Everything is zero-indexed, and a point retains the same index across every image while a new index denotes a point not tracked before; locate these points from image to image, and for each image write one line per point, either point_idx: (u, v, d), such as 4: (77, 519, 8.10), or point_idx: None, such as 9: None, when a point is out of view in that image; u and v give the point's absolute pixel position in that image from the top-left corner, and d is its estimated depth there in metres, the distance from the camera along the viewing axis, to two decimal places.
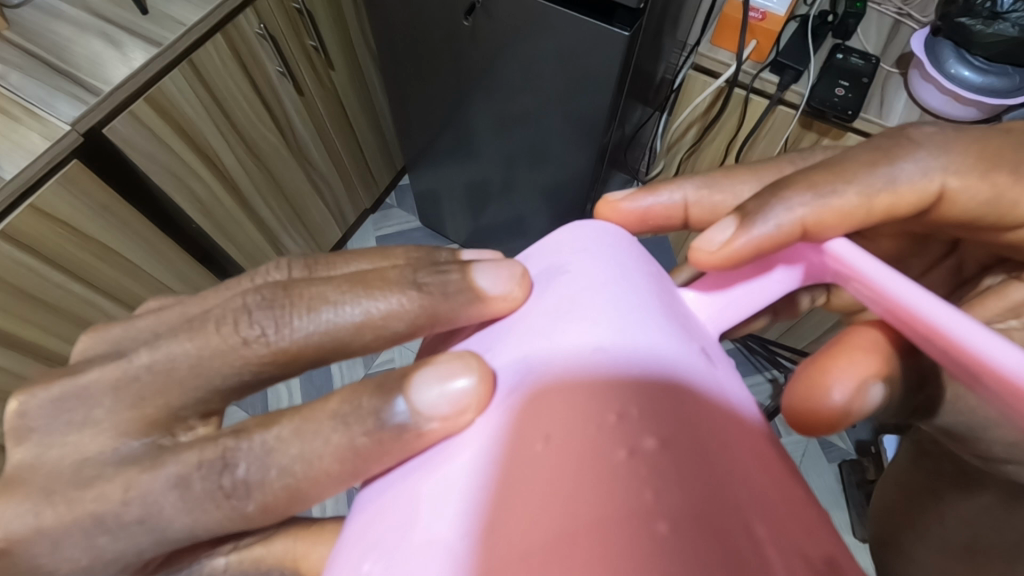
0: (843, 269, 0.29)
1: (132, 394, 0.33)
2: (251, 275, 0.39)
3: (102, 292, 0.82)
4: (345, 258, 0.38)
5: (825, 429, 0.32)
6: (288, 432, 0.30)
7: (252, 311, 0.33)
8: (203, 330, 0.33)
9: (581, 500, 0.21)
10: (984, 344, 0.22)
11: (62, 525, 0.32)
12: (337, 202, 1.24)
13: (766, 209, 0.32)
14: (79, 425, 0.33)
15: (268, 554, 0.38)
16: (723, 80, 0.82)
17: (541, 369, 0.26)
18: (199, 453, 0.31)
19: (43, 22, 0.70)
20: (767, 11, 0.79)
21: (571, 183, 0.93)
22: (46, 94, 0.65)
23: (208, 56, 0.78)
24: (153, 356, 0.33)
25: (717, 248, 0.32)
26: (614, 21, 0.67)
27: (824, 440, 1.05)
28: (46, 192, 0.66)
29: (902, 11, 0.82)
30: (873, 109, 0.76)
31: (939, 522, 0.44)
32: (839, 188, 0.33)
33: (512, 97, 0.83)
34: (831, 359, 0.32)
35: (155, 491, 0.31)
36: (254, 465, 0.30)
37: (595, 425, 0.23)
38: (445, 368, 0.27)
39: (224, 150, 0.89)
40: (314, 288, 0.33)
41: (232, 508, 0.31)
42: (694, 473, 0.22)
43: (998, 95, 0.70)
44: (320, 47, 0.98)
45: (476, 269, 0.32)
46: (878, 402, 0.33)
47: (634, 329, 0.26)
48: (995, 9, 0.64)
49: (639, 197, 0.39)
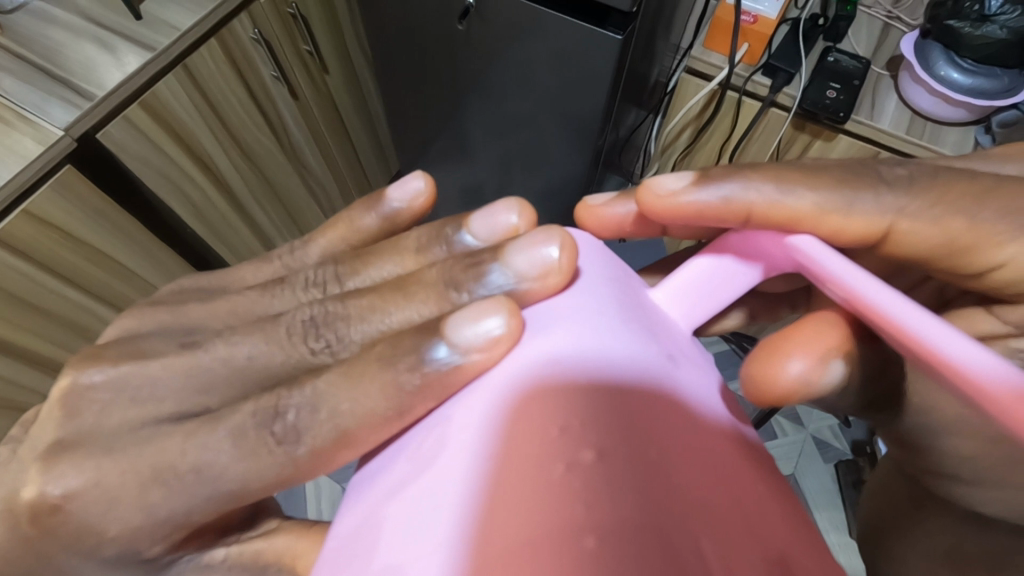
0: (813, 267, 0.29)
1: (201, 380, 0.37)
2: (291, 284, 0.42)
3: (97, 297, 0.82)
4: (377, 262, 0.41)
5: (777, 392, 0.32)
6: (337, 375, 0.32)
7: (317, 326, 0.36)
8: (276, 333, 0.37)
9: (515, 516, 0.22)
10: (953, 350, 0.22)
11: (122, 482, 0.33)
12: (331, 203, 1.23)
13: (727, 176, 0.33)
14: (145, 400, 0.36)
15: (270, 548, 0.39)
16: (715, 83, 0.83)
17: (497, 383, 0.26)
18: (256, 402, 0.33)
19: (37, 27, 0.69)
20: (758, 14, 0.78)
21: (565, 185, 0.94)
22: (40, 99, 0.64)
23: (203, 60, 0.78)
24: (229, 350, 0.37)
25: (664, 194, 0.34)
26: (608, 25, 0.67)
27: (820, 440, 1.06)
28: (40, 198, 0.66)
29: (891, 14, 0.83)
30: (864, 111, 0.77)
31: (925, 534, 0.43)
32: (799, 192, 0.32)
33: (507, 100, 0.83)
34: (796, 328, 0.33)
35: (212, 441, 0.33)
36: (305, 411, 0.32)
37: (539, 440, 0.24)
38: (477, 309, 0.29)
39: (218, 154, 0.89)
40: (365, 297, 0.36)
41: (283, 453, 0.32)
42: (632, 488, 0.22)
43: (986, 96, 0.71)
44: (315, 51, 0.99)
45: (509, 248, 0.32)
46: (835, 381, 0.33)
47: (586, 338, 0.26)
48: (984, 12, 0.65)
49: (617, 202, 0.40)
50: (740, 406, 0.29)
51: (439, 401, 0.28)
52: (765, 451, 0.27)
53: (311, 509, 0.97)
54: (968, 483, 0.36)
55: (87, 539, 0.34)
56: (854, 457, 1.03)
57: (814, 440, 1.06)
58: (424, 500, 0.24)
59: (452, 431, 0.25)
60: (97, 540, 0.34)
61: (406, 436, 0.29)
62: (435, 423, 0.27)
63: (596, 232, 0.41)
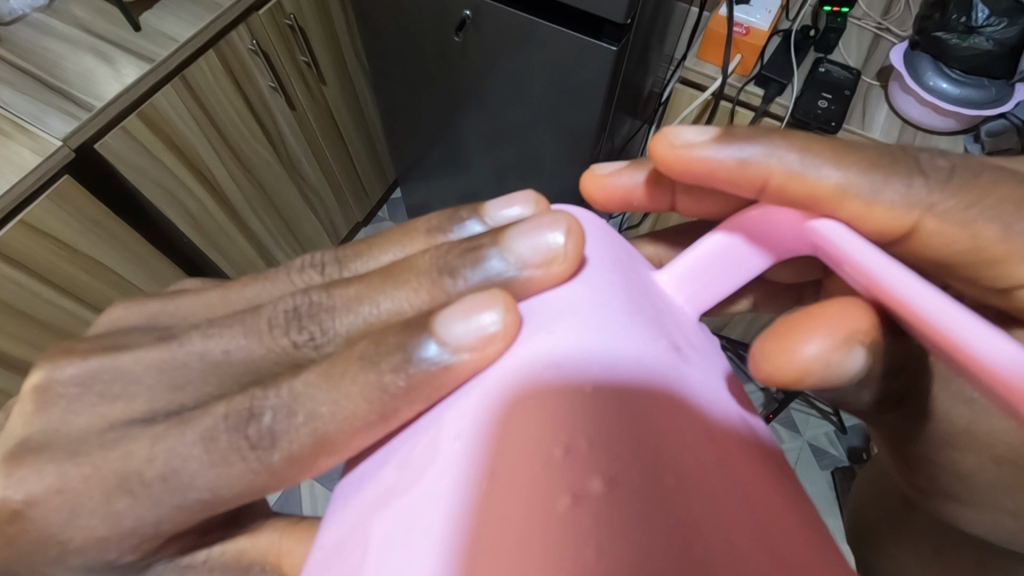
0: (831, 250, 0.28)
1: (173, 378, 0.36)
2: (288, 268, 0.42)
3: (90, 307, 0.81)
4: (381, 244, 0.41)
5: (793, 369, 0.29)
6: (315, 375, 0.32)
7: (301, 318, 0.36)
8: (257, 327, 0.37)
9: (520, 552, 0.21)
10: (977, 340, 0.22)
11: (86, 488, 0.33)
12: (328, 214, 1.24)
13: (750, 138, 0.33)
14: (114, 398, 0.36)
15: (252, 547, 0.37)
16: (709, 92, 0.83)
17: (494, 395, 0.26)
18: (227, 405, 0.33)
19: (35, 39, 0.70)
20: (750, 26, 0.80)
21: (558, 193, 0.94)
22: (38, 110, 0.65)
23: (201, 72, 0.79)
24: (206, 345, 0.37)
25: (677, 145, 0.33)
26: (603, 36, 0.68)
27: (816, 448, 1.07)
28: (37, 209, 0.67)
29: (881, 25, 0.84)
30: (855, 121, 0.78)
31: (913, 539, 0.47)
32: (824, 168, 0.31)
33: (505, 111, 0.84)
34: (821, 308, 0.30)
35: (182, 446, 0.32)
36: (281, 413, 0.31)
37: (541, 463, 0.23)
38: (470, 304, 0.28)
39: (215, 163, 0.89)
40: (353, 286, 0.36)
41: (257, 460, 0.32)
42: (645, 514, 0.21)
43: (974, 106, 0.72)
44: (313, 63, 1.00)
45: (512, 233, 0.32)
46: (856, 370, 0.29)
47: (592, 342, 0.25)
48: (972, 24, 0.67)
49: (625, 171, 0.40)
50: (750, 400, 0.29)
51: (428, 402, 0.28)
52: (772, 442, 0.27)
53: (307, 509, 0.98)
54: (969, 478, 0.36)
55: (50, 549, 0.34)
56: (850, 464, 1.03)
57: (810, 446, 1.07)
58: (417, 521, 0.23)
59: (447, 446, 0.25)
60: (62, 547, 0.34)
61: (397, 440, 0.29)
62: (428, 427, 0.27)
63: (600, 204, 0.41)
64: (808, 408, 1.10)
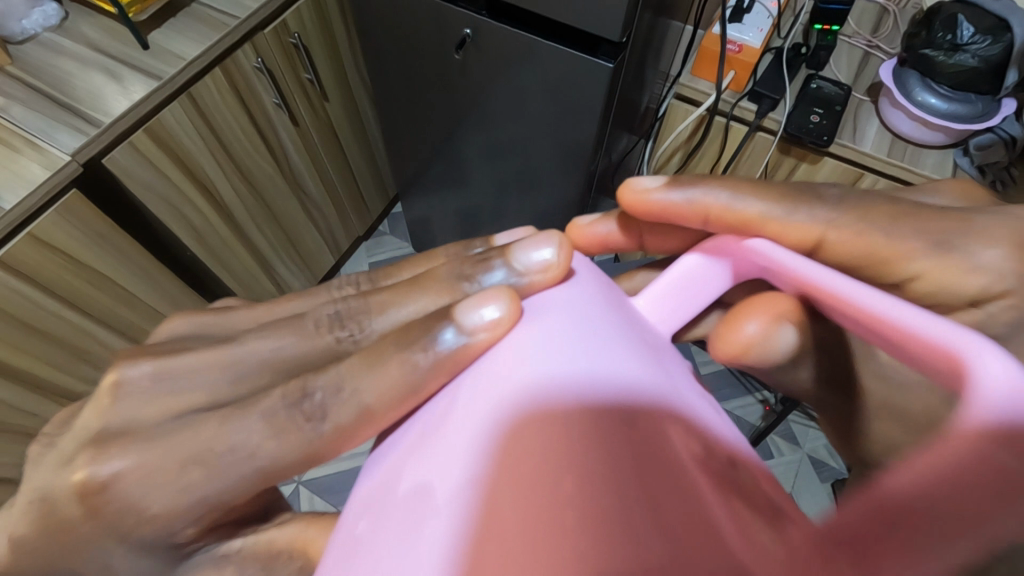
0: (767, 263, 0.29)
1: (233, 371, 0.38)
2: (326, 285, 0.46)
3: (95, 319, 0.83)
4: (399, 268, 0.46)
5: (732, 349, 0.32)
6: (357, 361, 0.33)
7: (343, 318, 0.39)
8: (304, 328, 0.39)
9: (526, 494, 0.21)
10: (907, 317, 0.21)
11: (161, 464, 0.34)
12: (331, 228, 1.26)
13: (691, 181, 0.35)
14: (182, 390, 0.37)
15: (282, 533, 0.39)
16: (702, 109, 0.85)
17: (502, 366, 0.27)
18: (284, 388, 0.34)
19: (46, 57, 0.72)
20: (742, 44, 0.82)
21: (558, 208, 0.96)
22: (47, 125, 0.67)
23: (208, 91, 0.81)
24: (259, 342, 0.39)
25: (633, 192, 0.36)
26: (599, 53, 0.70)
27: (816, 459, 1.07)
28: (45, 222, 0.68)
29: (870, 43, 0.86)
30: (847, 135, 0.79)
31: None
32: (749, 199, 0.33)
33: (505, 127, 0.86)
34: (753, 297, 0.32)
35: (247, 425, 0.34)
36: (331, 388, 0.33)
37: (547, 416, 0.24)
38: (479, 298, 0.30)
39: (218, 177, 0.91)
40: (385, 293, 0.39)
41: (311, 429, 0.33)
42: (644, 456, 0.22)
43: (962, 120, 0.74)
44: (316, 79, 1.02)
45: (516, 248, 0.33)
46: (788, 352, 0.32)
47: (592, 321, 0.27)
48: (956, 41, 0.70)
49: (600, 221, 0.41)
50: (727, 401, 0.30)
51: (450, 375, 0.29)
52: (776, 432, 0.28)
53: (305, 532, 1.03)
54: None
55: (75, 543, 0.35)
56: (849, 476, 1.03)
57: (811, 458, 1.07)
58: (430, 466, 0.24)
59: (461, 410, 0.26)
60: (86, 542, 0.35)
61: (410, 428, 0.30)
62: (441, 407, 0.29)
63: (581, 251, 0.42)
64: (807, 420, 1.11)
